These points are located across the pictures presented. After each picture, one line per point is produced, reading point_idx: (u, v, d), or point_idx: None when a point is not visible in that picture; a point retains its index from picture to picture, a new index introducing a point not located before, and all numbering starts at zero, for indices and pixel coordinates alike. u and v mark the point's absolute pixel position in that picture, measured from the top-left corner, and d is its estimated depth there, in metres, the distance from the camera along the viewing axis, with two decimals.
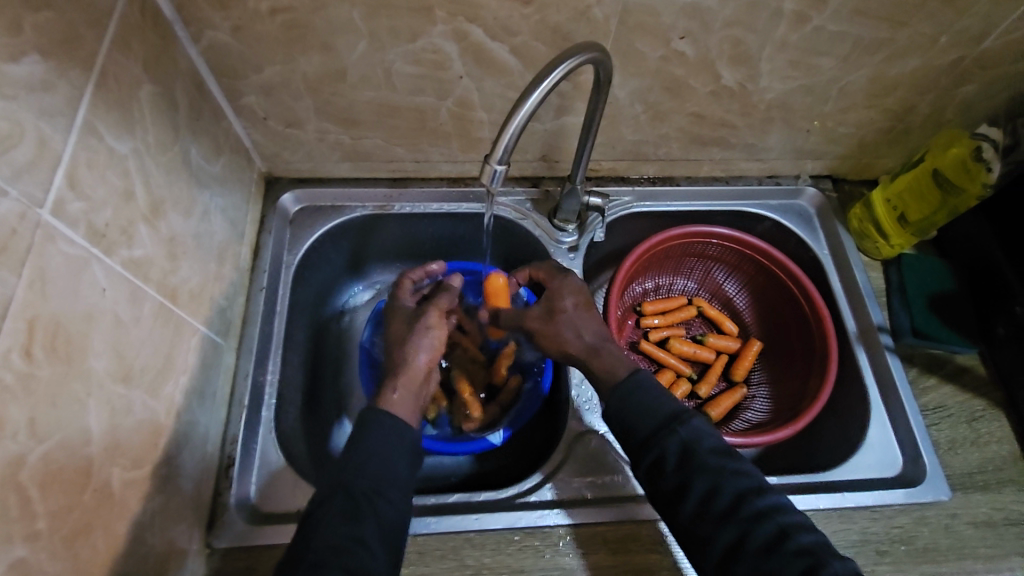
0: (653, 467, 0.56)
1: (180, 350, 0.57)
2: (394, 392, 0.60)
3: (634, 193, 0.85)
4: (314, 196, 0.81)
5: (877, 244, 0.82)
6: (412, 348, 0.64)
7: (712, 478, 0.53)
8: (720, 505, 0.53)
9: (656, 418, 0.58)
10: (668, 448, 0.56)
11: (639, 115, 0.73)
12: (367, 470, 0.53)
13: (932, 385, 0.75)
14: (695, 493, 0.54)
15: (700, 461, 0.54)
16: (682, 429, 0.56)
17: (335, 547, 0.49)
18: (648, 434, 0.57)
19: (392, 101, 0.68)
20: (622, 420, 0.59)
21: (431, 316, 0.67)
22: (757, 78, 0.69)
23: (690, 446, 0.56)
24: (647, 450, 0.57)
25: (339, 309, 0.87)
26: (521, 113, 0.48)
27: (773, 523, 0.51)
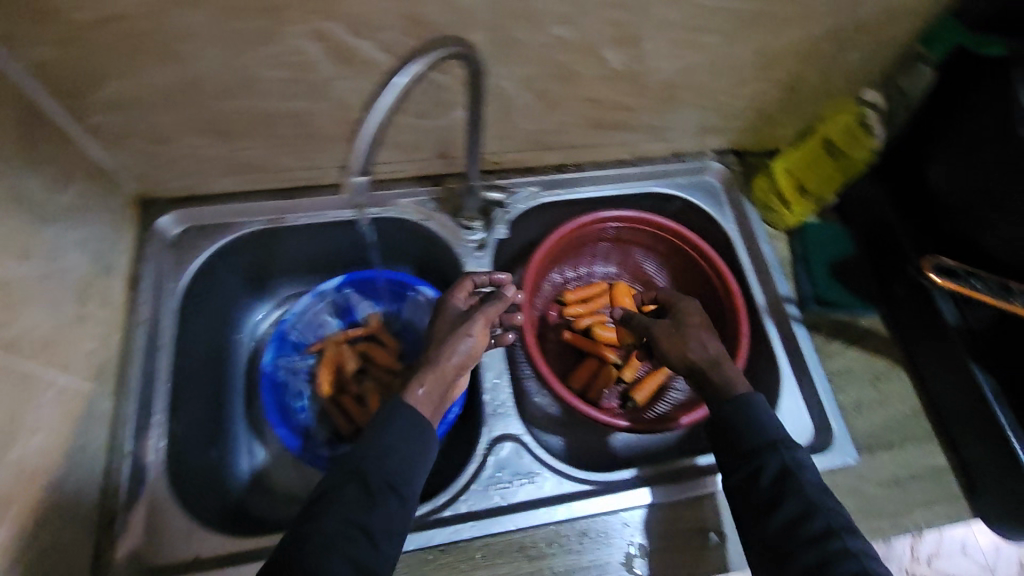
0: (748, 481, 0.59)
1: (33, 406, 0.51)
2: (421, 388, 0.58)
3: (541, 182, 0.83)
4: (196, 215, 0.75)
5: (780, 214, 0.83)
6: (448, 350, 0.59)
7: (804, 502, 0.56)
8: (809, 529, 0.55)
9: (761, 436, 0.60)
10: (768, 465, 0.58)
11: (532, 104, 0.71)
12: (389, 465, 0.54)
13: (838, 350, 0.77)
14: (787, 511, 0.56)
15: (798, 484, 0.57)
16: (787, 452, 0.59)
17: (345, 532, 0.50)
18: (760, 446, 0.59)
19: (261, 108, 0.63)
20: (741, 427, 0.60)
21: (476, 322, 0.61)
22: (645, 59, 0.67)
23: (790, 468, 0.58)
24: (749, 462, 0.59)
25: (247, 334, 0.83)
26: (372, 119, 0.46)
27: (838, 542, 0.53)
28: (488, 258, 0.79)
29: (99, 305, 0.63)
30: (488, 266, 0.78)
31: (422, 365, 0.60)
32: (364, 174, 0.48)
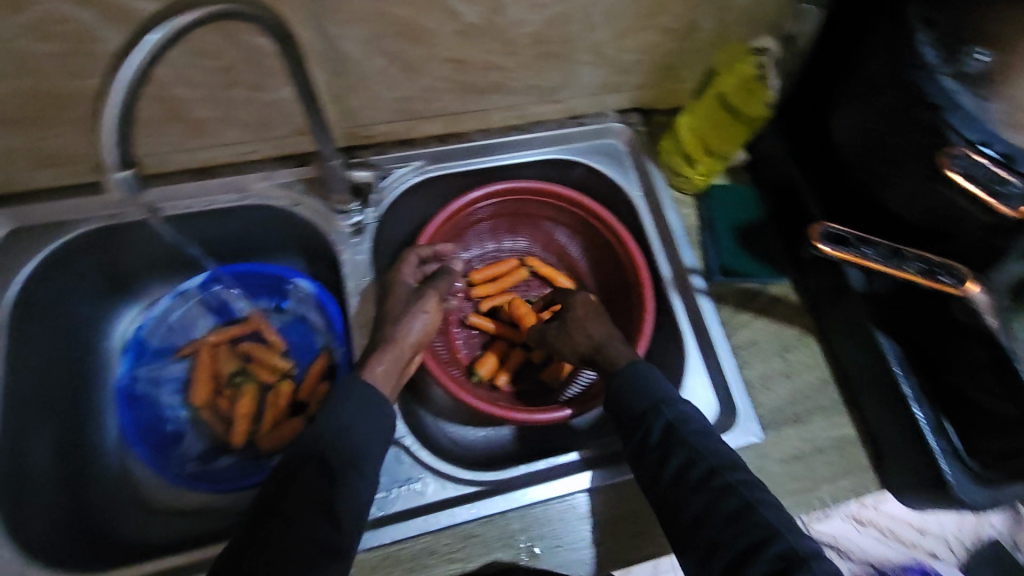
0: (640, 444, 0.57)
1: None
2: (378, 365, 0.59)
3: (424, 155, 0.75)
4: (24, 215, 0.66)
5: (687, 177, 0.76)
6: (404, 327, 0.61)
7: (688, 453, 0.54)
8: (696, 476, 0.54)
9: (648, 399, 0.58)
10: (653, 426, 0.57)
11: (387, 69, 0.62)
12: (348, 441, 0.53)
13: (745, 322, 0.72)
14: (676, 464, 0.54)
15: (682, 438, 0.55)
16: (669, 409, 0.57)
17: (309, 504, 0.49)
18: (646, 408, 0.58)
19: (51, 89, 0.54)
20: (627, 393, 0.59)
21: (430, 299, 0.64)
22: (504, 11, 0.58)
23: (675, 425, 0.56)
24: (638, 424, 0.57)
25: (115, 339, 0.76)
26: (112, 102, 0.39)
27: (723, 483, 0.53)
28: (367, 243, 0.71)
29: None
30: (367, 252, 0.71)
31: (378, 344, 0.61)
32: (128, 169, 0.42)
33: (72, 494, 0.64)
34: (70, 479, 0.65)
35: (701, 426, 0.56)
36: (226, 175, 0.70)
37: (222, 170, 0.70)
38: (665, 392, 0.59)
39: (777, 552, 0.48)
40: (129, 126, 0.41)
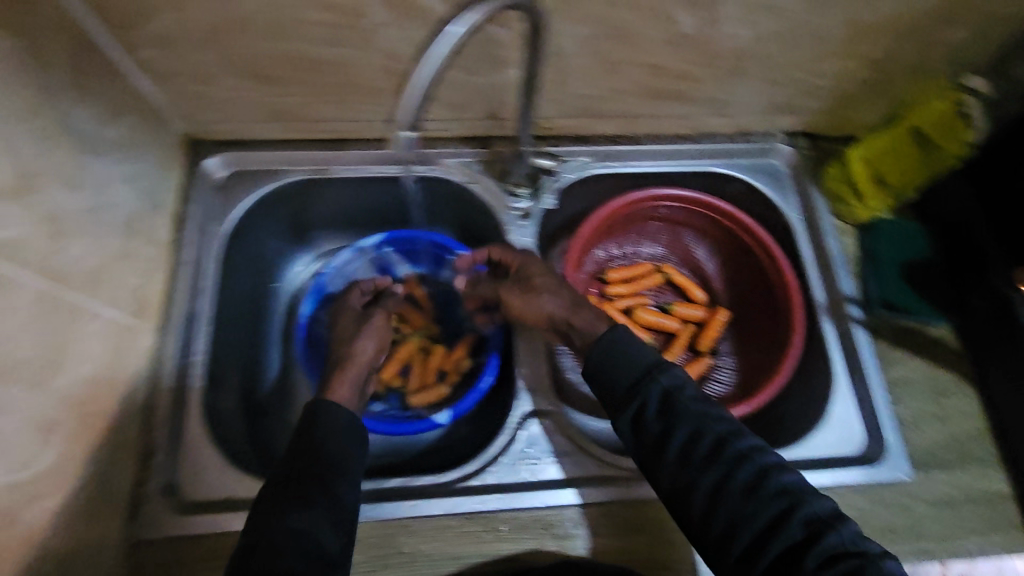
0: (636, 421, 0.55)
1: (75, 342, 0.52)
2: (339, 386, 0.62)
3: (593, 153, 0.79)
4: (242, 159, 0.74)
5: (850, 207, 0.76)
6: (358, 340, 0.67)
7: (696, 421, 0.53)
8: (702, 451, 0.52)
9: (635, 367, 0.56)
10: (649, 398, 0.54)
11: (590, 68, 0.65)
12: (319, 458, 0.54)
13: (900, 360, 0.71)
14: (685, 437, 0.52)
15: (682, 406, 0.53)
16: (662, 377, 0.55)
17: (296, 530, 0.49)
18: (631, 381, 0.55)
19: (307, 54, 0.60)
20: (604, 369, 0.57)
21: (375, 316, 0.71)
22: (721, 25, 0.60)
23: (670, 393, 0.54)
24: (627, 399, 0.55)
25: (281, 280, 0.81)
26: (425, 69, 0.43)
27: (735, 451, 0.51)
28: (533, 228, 0.75)
29: (142, 242, 0.63)
30: (532, 236, 0.75)
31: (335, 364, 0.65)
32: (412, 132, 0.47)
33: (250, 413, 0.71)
34: (249, 404, 0.72)
35: (700, 394, 0.55)
36: (416, 147, 0.76)
37: (413, 142, 0.76)
38: (654, 358, 0.57)
39: (803, 520, 0.48)
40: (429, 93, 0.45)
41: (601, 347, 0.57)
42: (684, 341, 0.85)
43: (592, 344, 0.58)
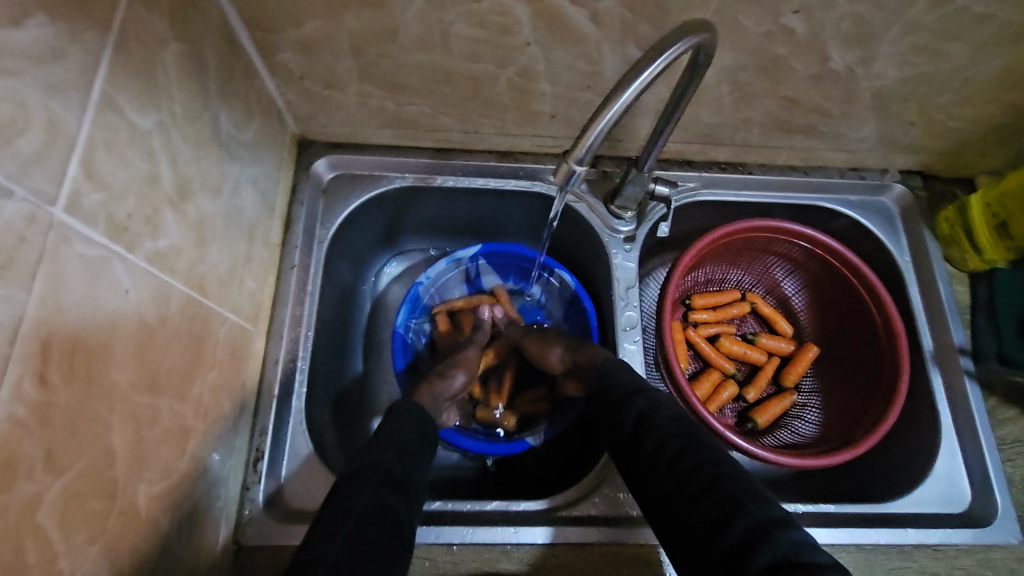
0: (615, 432, 0.57)
1: (209, 345, 0.52)
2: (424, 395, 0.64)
3: (701, 179, 0.77)
4: (349, 163, 0.73)
5: (964, 254, 0.74)
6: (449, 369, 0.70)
7: (661, 435, 0.53)
8: (666, 460, 0.52)
9: (622, 385, 0.58)
10: (627, 412, 0.56)
11: (723, 97, 0.64)
12: (400, 449, 0.53)
13: (1011, 418, 0.69)
14: (649, 447, 0.53)
15: (656, 422, 0.54)
16: (640, 397, 0.56)
17: (378, 510, 0.47)
18: (617, 398, 0.58)
19: (445, 66, 0.59)
20: (601, 381, 0.60)
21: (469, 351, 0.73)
22: (871, 64, 0.59)
23: (649, 411, 0.55)
24: (614, 412, 0.57)
25: (369, 284, 0.81)
26: (613, 110, 0.42)
27: (692, 463, 0.51)
28: (636, 252, 0.74)
29: (260, 245, 0.63)
30: (635, 261, 0.73)
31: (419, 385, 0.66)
32: (582, 163, 0.46)
33: (340, 420, 0.70)
34: (340, 412, 0.71)
35: (672, 411, 0.55)
36: (523, 162, 0.75)
37: (520, 156, 0.75)
38: (637, 381, 0.58)
39: (746, 525, 0.46)
40: (609, 129, 0.44)
41: (597, 373, 0.62)
42: (769, 375, 0.83)
43: (598, 363, 0.62)
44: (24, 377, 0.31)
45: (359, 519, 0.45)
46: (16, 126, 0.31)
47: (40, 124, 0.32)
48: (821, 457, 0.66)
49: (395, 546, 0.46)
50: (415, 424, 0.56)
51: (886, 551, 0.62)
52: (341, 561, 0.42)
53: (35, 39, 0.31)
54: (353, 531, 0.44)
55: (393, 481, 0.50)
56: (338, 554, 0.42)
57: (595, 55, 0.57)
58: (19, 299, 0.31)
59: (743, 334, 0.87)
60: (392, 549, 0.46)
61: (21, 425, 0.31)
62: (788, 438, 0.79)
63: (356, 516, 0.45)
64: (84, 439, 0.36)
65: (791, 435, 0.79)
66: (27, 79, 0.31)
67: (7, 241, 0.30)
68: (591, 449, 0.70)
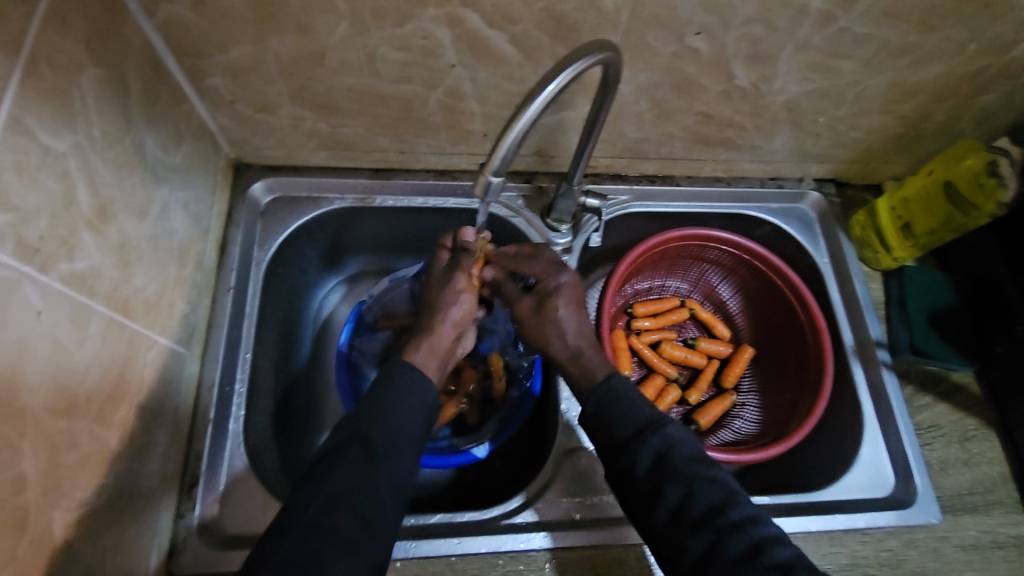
0: (624, 475, 0.53)
1: (134, 368, 0.51)
2: (417, 351, 0.58)
3: (632, 192, 0.80)
4: (287, 186, 0.74)
5: (877, 254, 0.79)
6: (439, 312, 0.60)
7: (684, 486, 0.50)
8: (693, 513, 0.50)
9: (632, 421, 0.54)
10: (641, 455, 0.53)
11: (643, 113, 0.68)
12: (390, 424, 0.51)
13: (926, 404, 0.73)
14: (669, 501, 0.51)
15: (675, 468, 0.51)
16: (654, 437, 0.53)
17: (349, 491, 0.46)
18: (631, 439, 0.53)
19: (375, 88, 0.61)
20: (605, 418, 0.55)
21: (460, 279, 0.62)
22: (773, 80, 0.64)
23: (664, 453, 0.52)
24: (622, 457, 0.53)
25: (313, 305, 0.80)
26: (520, 124, 0.45)
27: (725, 520, 0.49)
28: (574, 263, 0.76)
29: (194, 267, 0.63)
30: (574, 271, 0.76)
31: (418, 332, 0.60)
32: (499, 174, 0.48)
33: (282, 442, 0.69)
34: (284, 434, 0.70)
35: (688, 451, 0.53)
36: (460, 180, 0.77)
37: (457, 174, 0.77)
38: (647, 414, 0.55)
39: None
40: (520, 142, 0.46)
41: (601, 393, 0.57)
42: (710, 377, 0.86)
43: (597, 386, 0.57)
44: None
45: (319, 509, 0.45)
46: None
47: None
48: (756, 451, 0.68)
49: (359, 536, 0.45)
50: (413, 407, 0.52)
51: (817, 538, 0.65)
52: (294, 557, 0.42)
53: None
54: (311, 523, 0.44)
55: (368, 460, 0.48)
56: (293, 548, 0.42)
57: (518, 75, 0.60)
58: None
59: (684, 339, 0.90)
60: (349, 541, 0.44)
61: None
62: (730, 437, 0.82)
63: (315, 508, 0.45)
64: None
65: (731, 434, 0.82)
66: None
67: None
68: (537, 456, 0.71)
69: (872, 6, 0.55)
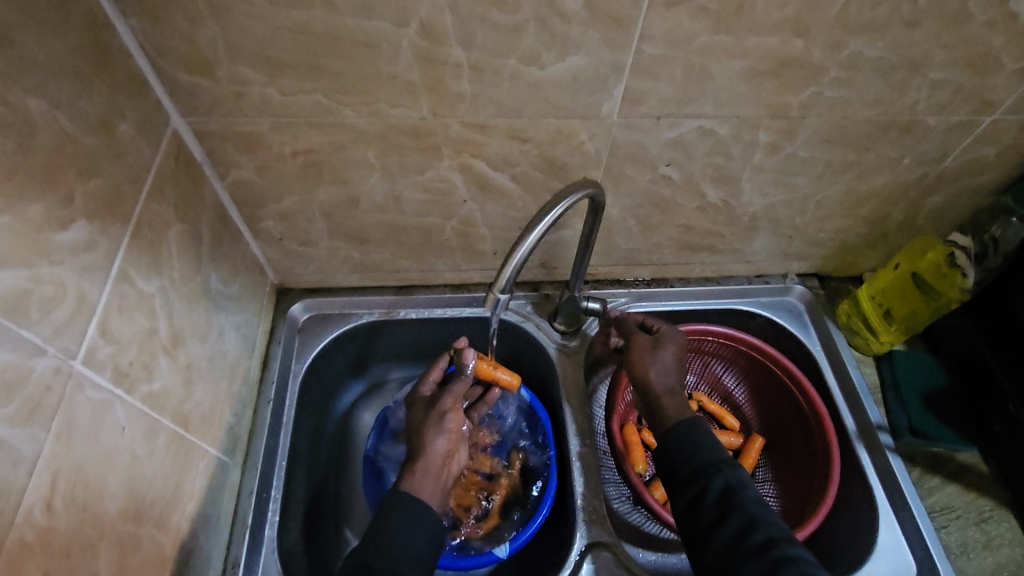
0: (694, 501, 0.57)
1: (189, 476, 0.57)
2: (413, 476, 0.62)
3: (630, 294, 0.88)
4: (322, 304, 0.83)
5: (867, 341, 0.84)
6: (429, 437, 0.66)
7: (747, 518, 0.54)
8: (752, 543, 0.53)
9: (705, 456, 0.59)
10: (710, 485, 0.57)
11: (632, 228, 0.78)
12: (391, 550, 0.54)
13: (937, 486, 0.76)
14: (729, 528, 0.54)
15: (739, 500, 0.55)
16: (727, 471, 0.58)
17: None
18: (706, 466, 0.58)
19: (400, 222, 0.73)
20: (680, 447, 0.61)
21: (448, 403, 0.70)
22: (740, 196, 0.74)
23: (732, 488, 0.56)
24: (692, 484, 0.58)
25: (340, 412, 0.85)
26: (523, 248, 0.53)
27: (781, 552, 0.51)
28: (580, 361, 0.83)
29: (240, 382, 0.71)
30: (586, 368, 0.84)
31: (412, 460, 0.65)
32: (505, 291, 0.56)
33: (311, 548, 0.72)
34: (313, 542, 0.73)
35: (758, 493, 0.56)
36: (475, 292, 0.86)
37: (472, 287, 0.86)
38: (721, 454, 0.60)
39: None
40: (521, 266, 0.55)
41: None
42: None
43: (671, 425, 0.63)
44: (34, 504, 0.37)
45: None
46: (55, 301, 0.40)
47: (72, 298, 0.42)
48: None
49: None
50: (413, 532, 0.56)
51: None
52: None
53: (76, 236, 0.42)
54: None
55: None
56: None
57: (519, 205, 0.71)
58: (41, 438, 0.38)
59: None
60: None
61: (27, 546, 0.36)
62: None
63: None
64: (77, 560, 0.41)
65: None
66: (67, 266, 0.41)
67: (38, 390, 0.38)
68: (556, 554, 0.73)
69: (811, 136, 0.66)
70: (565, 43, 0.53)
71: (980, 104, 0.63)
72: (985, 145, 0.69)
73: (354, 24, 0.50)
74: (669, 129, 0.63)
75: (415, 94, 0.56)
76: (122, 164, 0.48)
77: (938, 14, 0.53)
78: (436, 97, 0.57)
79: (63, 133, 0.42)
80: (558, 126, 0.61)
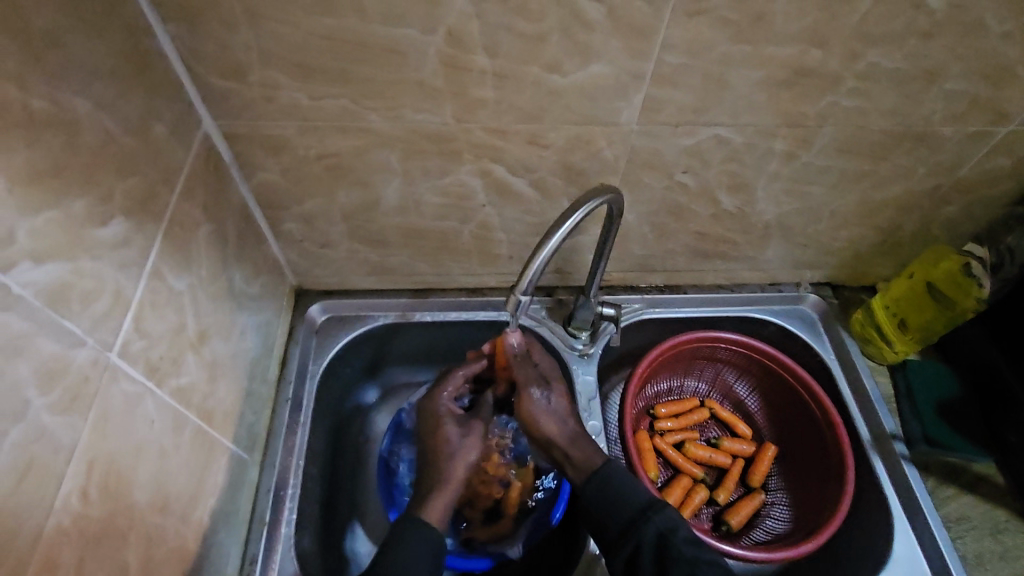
0: (630, 558, 0.57)
1: (211, 471, 0.58)
2: (435, 500, 0.63)
3: (644, 300, 0.89)
4: (339, 306, 0.84)
5: (882, 349, 0.84)
6: (456, 458, 0.65)
7: (687, 566, 0.54)
8: None
9: (629, 509, 0.60)
10: (643, 539, 0.57)
11: (647, 234, 0.79)
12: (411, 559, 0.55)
13: (952, 496, 0.75)
14: None
15: (675, 549, 0.56)
16: (656, 517, 0.59)
17: None
18: (630, 519, 0.59)
19: (419, 225, 0.74)
20: (603, 501, 0.61)
21: (477, 427, 0.69)
22: (755, 204, 0.74)
23: (665, 536, 0.57)
24: (624, 540, 0.58)
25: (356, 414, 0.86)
26: (544, 253, 0.54)
27: None
28: (593, 366, 0.83)
29: (259, 381, 0.72)
30: (594, 374, 0.83)
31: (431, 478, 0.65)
32: (525, 292, 0.57)
33: (326, 547, 0.73)
34: (328, 540, 0.74)
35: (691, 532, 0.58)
36: (490, 296, 0.86)
37: (487, 291, 0.87)
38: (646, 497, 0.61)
39: None
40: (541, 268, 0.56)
41: None
42: (736, 476, 0.86)
43: (589, 477, 0.63)
44: (72, 491, 0.38)
45: None
46: (95, 295, 0.42)
47: (111, 292, 0.43)
48: (787, 547, 0.69)
49: None
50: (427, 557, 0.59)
51: None
52: None
53: (115, 232, 0.44)
54: None
55: None
56: None
57: (537, 210, 0.72)
58: (78, 426, 0.39)
59: (706, 439, 0.90)
60: None
61: (64, 532, 0.38)
62: (763, 537, 0.81)
63: None
64: (109, 550, 0.42)
65: (764, 534, 0.82)
66: (106, 261, 0.43)
67: (77, 380, 0.39)
68: (570, 560, 0.73)
69: (827, 145, 0.66)
70: (586, 51, 0.54)
71: (996, 115, 0.64)
72: (1000, 156, 0.70)
73: (383, 31, 0.52)
74: (687, 136, 0.64)
75: (439, 99, 0.58)
76: (157, 164, 0.50)
77: (955, 26, 0.54)
78: (459, 102, 0.58)
79: (104, 131, 0.43)
80: (577, 132, 0.62)
